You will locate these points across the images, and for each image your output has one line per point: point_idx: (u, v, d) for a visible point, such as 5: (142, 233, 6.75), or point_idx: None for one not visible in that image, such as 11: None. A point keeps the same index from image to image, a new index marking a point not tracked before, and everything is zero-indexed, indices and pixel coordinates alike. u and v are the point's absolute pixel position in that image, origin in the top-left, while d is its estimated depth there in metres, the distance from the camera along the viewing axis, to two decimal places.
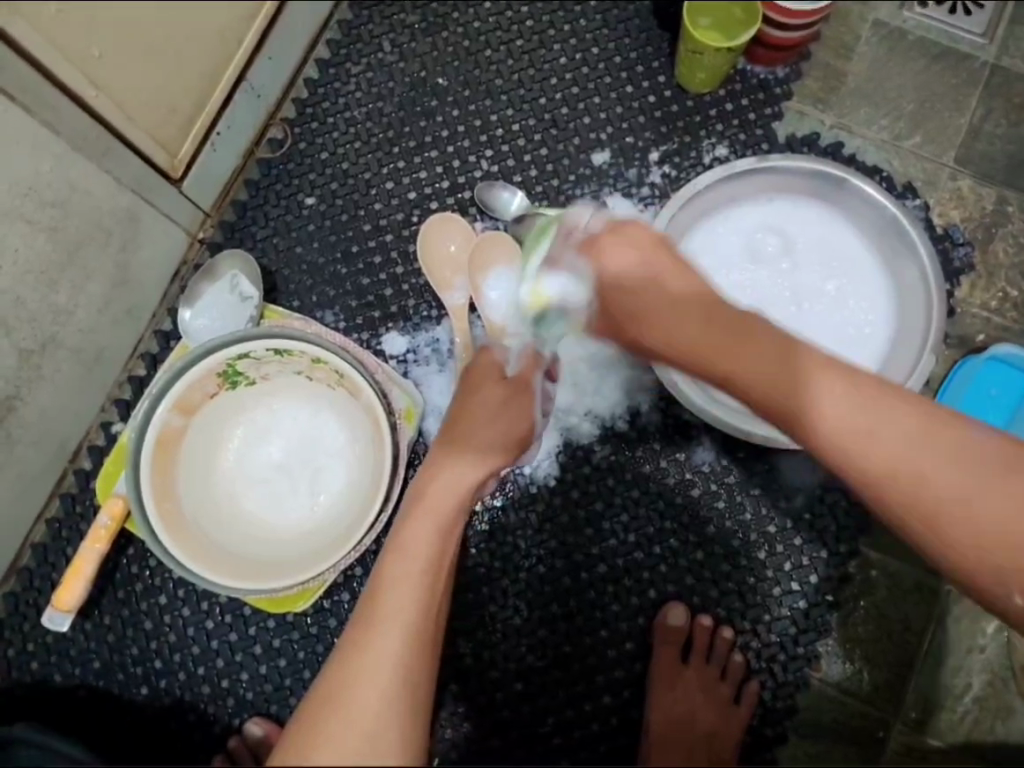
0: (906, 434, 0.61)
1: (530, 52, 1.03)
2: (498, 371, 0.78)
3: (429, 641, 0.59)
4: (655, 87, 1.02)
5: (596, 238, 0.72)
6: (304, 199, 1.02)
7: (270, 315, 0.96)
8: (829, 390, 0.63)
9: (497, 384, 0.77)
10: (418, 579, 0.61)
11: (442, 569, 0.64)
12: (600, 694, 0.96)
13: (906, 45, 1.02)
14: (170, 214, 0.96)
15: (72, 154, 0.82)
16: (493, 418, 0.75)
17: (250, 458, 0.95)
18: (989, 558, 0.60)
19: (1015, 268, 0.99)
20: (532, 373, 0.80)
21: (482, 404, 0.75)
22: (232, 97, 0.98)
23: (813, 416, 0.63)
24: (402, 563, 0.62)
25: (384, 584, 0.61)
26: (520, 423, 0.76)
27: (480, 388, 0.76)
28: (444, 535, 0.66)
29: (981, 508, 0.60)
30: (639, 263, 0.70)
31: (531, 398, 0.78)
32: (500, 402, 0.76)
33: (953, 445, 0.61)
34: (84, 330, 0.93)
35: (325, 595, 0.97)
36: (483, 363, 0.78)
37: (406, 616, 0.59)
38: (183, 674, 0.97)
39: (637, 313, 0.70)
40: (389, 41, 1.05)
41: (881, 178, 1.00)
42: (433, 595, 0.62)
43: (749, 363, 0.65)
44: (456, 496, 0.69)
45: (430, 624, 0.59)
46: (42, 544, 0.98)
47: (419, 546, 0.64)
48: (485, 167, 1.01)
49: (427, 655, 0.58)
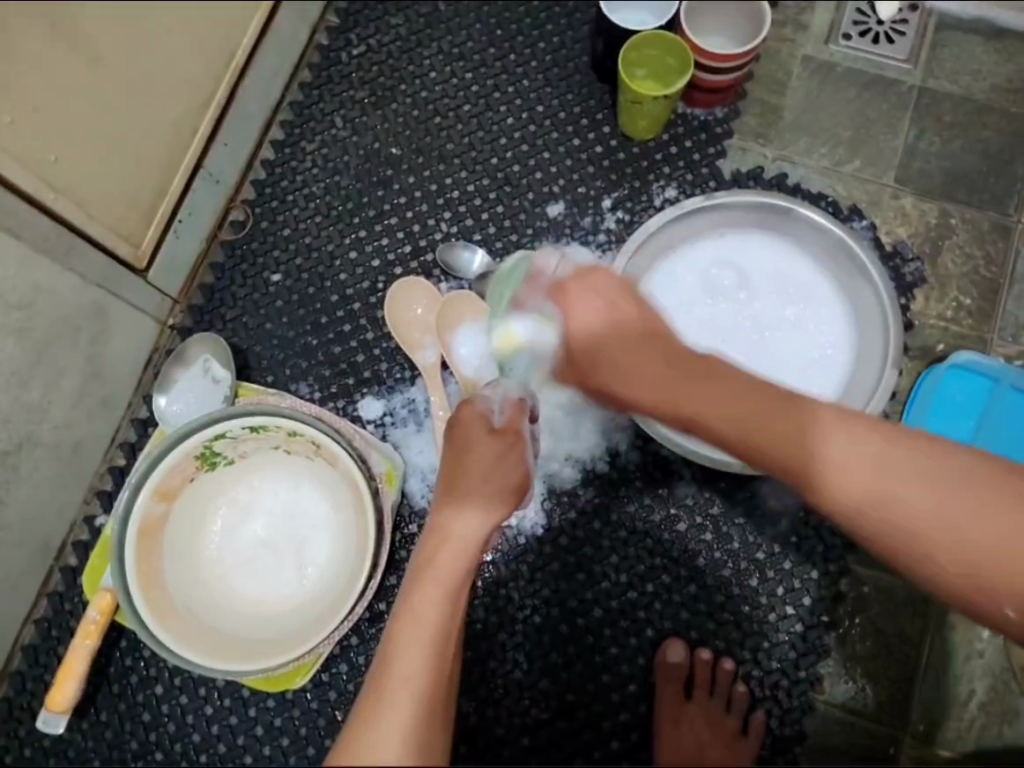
0: (879, 459, 0.63)
1: (478, 115, 1.07)
2: (485, 423, 0.77)
3: (439, 710, 0.58)
4: (601, 138, 1.05)
5: (564, 282, 0.70)
6: (270, 276, 1.04)
7: (245, 393, 0.97)
8: (814, 428, 0.65)
9: (487, 438, 0.76)
10: (427, 644, 0.61)
11: (453, 634, 0.64)
12: (608, 740, 0.96)
13: (836, 76, 1.07)
14: (140, 305, 0.98)
15: (35, 257, 0.84)
16: (491, 472, 0.75)
17: (235, 537, 0.95)
18: (982, 577, 0.62)
19: (965, 277, 1.02)
20: (520, 420, 0.79)
21: (476, 460, 0.75)
22: (191, 185, 1.01)
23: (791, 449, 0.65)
24: (412, 627, 0.62)
25: (393, 652, 0.61)
26: (517, 473, 0.76)
27: (471, 442, 0.76)
28: (447, 596, 0.66)
29: (960, 528, 0.62)
30: (607, 314, 0.69)
31: (523, 445, 0.78)
32: (493, 458, 0.75)
33: (926, 471, 0.63)
34: (60, 425, 0.93)
35: (322, 668, 0.97)
36: (468, 416, 0.77)
37: (416, 685, 0.58)
38: (185, 764, 0.95)
39: (605, 361, 0.68)
40: (340, 117, 1.08)
41: (827, 204, 1.03)
42: (443, 660, 0.61)
43: (710, 400, 0.66)
44: (457, 556, 0.69)
45: (439, 692, 0.59)
46: (32, 644, 0.97)
47: (427, 611, 0.64)
48: (444, 228, 1.04)
49: (438, 724, 0.57)
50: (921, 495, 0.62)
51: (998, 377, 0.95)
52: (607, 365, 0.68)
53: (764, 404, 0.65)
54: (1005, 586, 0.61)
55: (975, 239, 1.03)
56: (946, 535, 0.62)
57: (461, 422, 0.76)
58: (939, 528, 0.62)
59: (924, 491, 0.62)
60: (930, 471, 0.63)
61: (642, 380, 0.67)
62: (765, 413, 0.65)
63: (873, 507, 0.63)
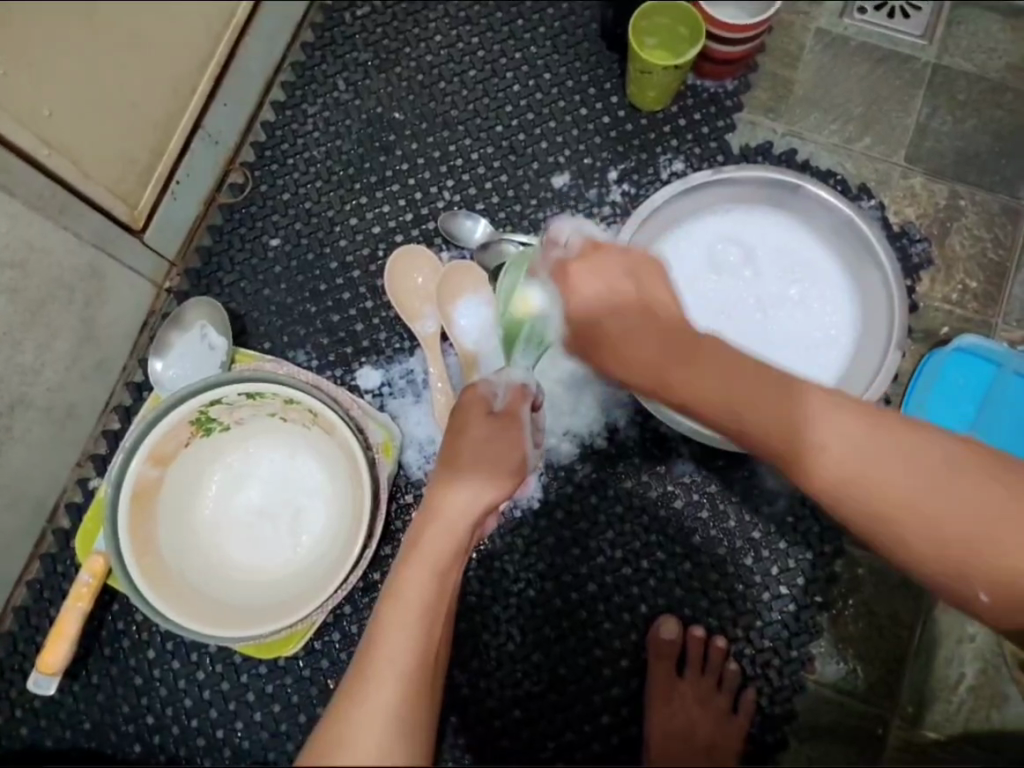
0: (866, 437, 0.62)
1: (483, 82, 1.05)
2: (485, 406, 0.77)
3: (423, 689, 0.57)
4: (609, 108, 1.03)
5: (565, 261, 0.71)
6: (268, 241, 1.03)
7: (241, 358, 0.96)
8: (806, 403, 0.64)
9: (484, 421, 0.76)
10: (413, 625, 0.61)
11: (438, 616, 0.63)
12: (599, 713, 0.96)
13: (849, 51, 1.05)
14: (136, 267, 0.97)
15: (29, 214, 0.82)
16: (487, 454, 0.74)
17: (228, 504, 0.95)
18: (961, 567, 0.61)
19: (972, 260, 1.01)
20: (521, 404, 0.79)
21: (470, 441, 0.74)
22: (189, 145, 0.98)
23: (784, 426, 0.63)
24: (398, 610, 0.62)
25: (378, 634, 0.60)
26: (514, 455, 0.75)
27: (467, 425, 0.76)
28: (433, 578, 0.65)
29: (946, 511, 0.60)
30: (605, 288, 0.69)
31: (522, 431, 0.77)
32: (490, 440, 0.75)
33: (915, 452, 0.62)
34: (53, 387, 0.92)
35: (315, 636, 0.97)
36: (467, 400, 0.77)
37: (403, 666, 0.58)
38: (176, 728, 0.95)
39: (600, 330, 0.69)
40: (343, 80, 1.06)
41: (836, 181, 1.02)
42: (430, 641, 0.61)
43: (701, 372, 0.66)
44: (444, 540, 0.67)
45: (424, 672, 0.59)
46: (24, 607, 0.97)
47: (413, 594, 0.63)
48: (447, 197, 1.02)
49: (422, 704, 0.57)
50: (912, 473, 0.61)
51: (1000, 362, 0.94)
52: (603, 336, 0.68)
53: (751, 382, 0.64)
54: (986, 575, 0.61)
55: (983, 221, 1.01)
56: (925, 516, 0.61)
57: (462, 407, 0.76)
58: (926, 508, 0.61)
59: (912, 471, 0.61)
60: (917, 450, 0.62)
61: (631, 350, 0.67)
62: (753, 388, 0.64)
63: (853, 488, 0.62)
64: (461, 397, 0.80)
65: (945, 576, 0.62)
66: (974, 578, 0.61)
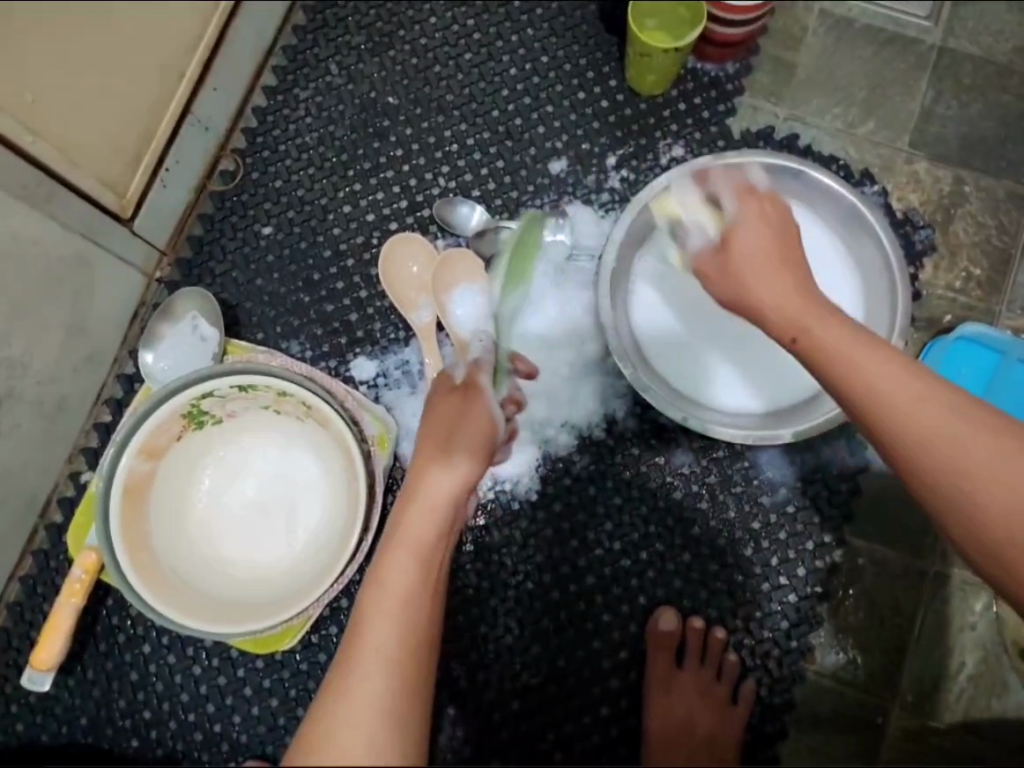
0: (938, 389, 0.61)
1: (479, 65, 1.02)
2: (447, 386, 0.80)
3: (413, 674, 0.56)
4: (607, 92, 1.01)
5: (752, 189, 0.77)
6: (260, 229, 1.01)
7: (233, 350, 0.94)
8: (879, 352, 0.64)
9: (447, 395, 0.78)
10: (397, 611, 0.59)
11: (425, 599, 0.61)
12: (598, 705, 0.96)
13: (853, 33, 1.03)
14: (125, 257, 0.95)
15: (14, 202, 0.80)
16: (451, 422, 0.75)
17: (222, 497, 0.93)
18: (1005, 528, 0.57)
19: (976, 247, 0.99)
20: (481, 375, 0.80)
21: (435, 415, 0.77)
22: (179, 131, 0.97)
23: (855, 361, 0.64)
24: (382, 598, 0.60)
25: (363, 624, 0.59)
26: (479, 420, 0.75)
27: (432, 404, 0.78)
28: (417, 562, 0.63)
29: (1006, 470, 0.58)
30: (756, 219, 0.74)
31: (485, 398, 0.78)
32: (455, 411, 0.76)
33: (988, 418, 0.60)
34: (43, 381, 0.90)
35: (312, 630, 0.96)
36: (434, 383, 0.81)
37: (388, 653, 0.56)
38: (173, 722, 0.95)
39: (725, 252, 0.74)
40: (335, 64, 1.03)
41: (839, 167, 1.00)
42: (417, 625, 0.59)
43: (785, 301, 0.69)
44: (427, 521, 0.65)
45: (412, 656, 0.57)
46: (17, 602, 0.96)
47: (396, 580, 0.61)
48: (442, 184, 1.00)
49: (413, 691, 0.55)
50: (982, 436, 0.59)
51: (1004, 350, 0.93)
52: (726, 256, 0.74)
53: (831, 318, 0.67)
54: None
55: (988, 207, 1.00)
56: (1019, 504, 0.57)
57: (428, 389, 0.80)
58: (991, 470, 0.58)
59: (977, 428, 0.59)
60: (982, 415, 0.60)
61: (778, 291, 0.69)
62: (835, 326, 0.66)
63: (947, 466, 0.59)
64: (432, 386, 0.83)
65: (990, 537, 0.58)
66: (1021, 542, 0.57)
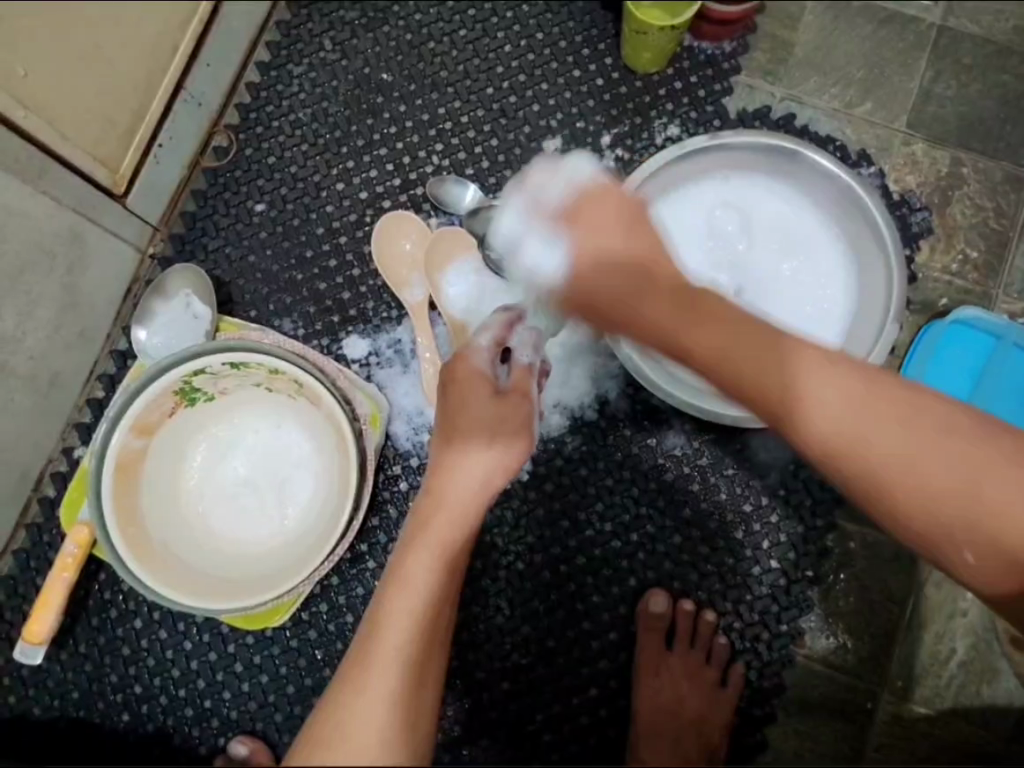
0: (860, 398, 0.62)
1: (474, 41, 1.02)
2: (487, 384, 0.72)
3: (424, 679, 0.57)
4: (603, 70, 1.00)
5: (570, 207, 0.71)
6: (253, 206, 1.01)
7: (226, 328, 0.95)
8: (797, 367, 0.63)
9: (488, 397, 0.71)
10: (416, 612, 0.59)
11: (444, 605, 0.62)
12: (587, 686, 0.96)
13: (851, 11, 1.01)
14: (119, 232, 0.95)
15: (4, 178, 0.79)
16: (494, 429, 0.70)
17: (214, 475, 0.94)
18: (946, 525, 0.61)
19: (973, 229, 0.98)
20: (530, 381, 0.75)
21: (473, 419, 0.70)
22: (171, 108, 0.96)
23: (780, 392, 0.63)
24: (403, 597, 0.60)
25: (382, 618, 0.59)
26: (520, 431, 0.72)
27: (466, 400, 0.71)
28: (440, 566, 0.63)
29: (934, 471, 0.61)
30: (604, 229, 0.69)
31: (529, 406, 0.74)
32: (496, 415, 0.71)
33: (912, 417, 0.62)
34: (35, 356, 0.90)
35: (302, 607, 0.96)
36: (467, 373, 0.72)
37: (404, 654, 0.57)
38: (164, 697, 0.95)
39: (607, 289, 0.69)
40: (329, 39, 1.03)
41: (834, 148, 0.99)
42: (435, 629, 0.60)
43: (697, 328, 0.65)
44: (449, 523, 0.65)
45: (426, 660, 0.58)
46: (11, 576, 0.96)
47: (417, 580, 0.61)
48: (435, 162, 1.00)
49: (423, 697, 0.56)
50: (898, 438, 0.61)
51: (1000, 334, 0.92)
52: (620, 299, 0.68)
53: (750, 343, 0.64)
54: (970, 533, 0.61)
55: (986, 190, 0.99)
56: (920, 474, 0.61)
57: (463, 378, 0.71)
58: (910, 467, 0.61)
59: (903, 432, 0.61)
60: (908, 415, 0.62)
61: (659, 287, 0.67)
62: (743, 349, 0.63)
63: (843, 441, 0.62)
64: (454, 366, 0.73)
65: (925, 530, 0.62)
66: (954, 535, 0.61)
